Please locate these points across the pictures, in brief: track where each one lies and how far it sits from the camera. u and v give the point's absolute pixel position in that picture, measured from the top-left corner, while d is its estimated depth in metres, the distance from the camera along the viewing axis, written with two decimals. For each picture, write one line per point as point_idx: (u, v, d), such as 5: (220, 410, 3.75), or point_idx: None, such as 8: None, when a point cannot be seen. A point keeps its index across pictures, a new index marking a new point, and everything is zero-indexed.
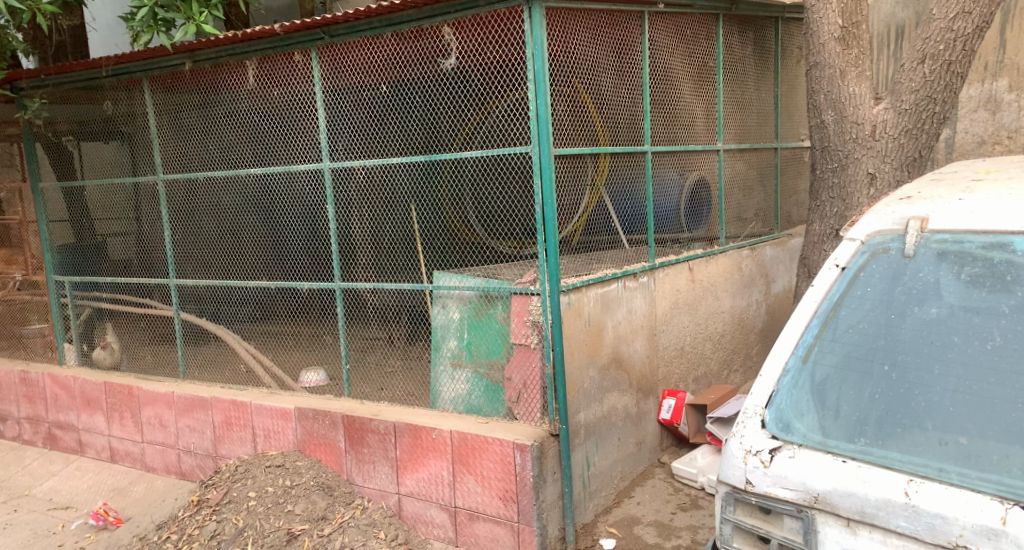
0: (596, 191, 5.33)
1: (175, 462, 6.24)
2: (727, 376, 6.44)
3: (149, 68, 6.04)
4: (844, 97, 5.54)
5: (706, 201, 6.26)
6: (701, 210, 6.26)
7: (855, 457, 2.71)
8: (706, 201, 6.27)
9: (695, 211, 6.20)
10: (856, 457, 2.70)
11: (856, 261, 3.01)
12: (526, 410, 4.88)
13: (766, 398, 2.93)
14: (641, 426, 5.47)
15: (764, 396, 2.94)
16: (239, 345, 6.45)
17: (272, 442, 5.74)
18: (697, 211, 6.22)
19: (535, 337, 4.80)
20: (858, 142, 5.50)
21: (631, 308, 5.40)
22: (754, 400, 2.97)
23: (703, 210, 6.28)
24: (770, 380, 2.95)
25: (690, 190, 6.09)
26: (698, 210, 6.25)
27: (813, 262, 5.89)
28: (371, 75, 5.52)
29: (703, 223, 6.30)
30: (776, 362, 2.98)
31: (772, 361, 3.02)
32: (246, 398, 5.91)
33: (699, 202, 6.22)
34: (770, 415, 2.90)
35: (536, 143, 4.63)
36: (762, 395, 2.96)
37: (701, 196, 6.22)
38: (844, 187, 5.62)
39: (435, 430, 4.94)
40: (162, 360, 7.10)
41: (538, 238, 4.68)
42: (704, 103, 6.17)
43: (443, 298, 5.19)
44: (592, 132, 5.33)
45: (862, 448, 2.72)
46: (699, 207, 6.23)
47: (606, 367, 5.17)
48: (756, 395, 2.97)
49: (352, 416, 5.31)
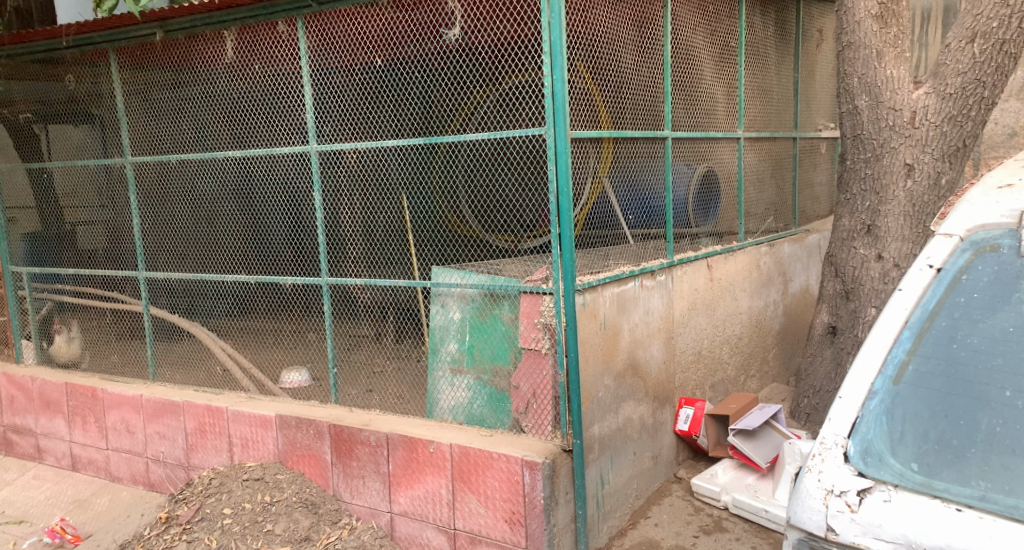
0: (598, 182, 4.81)
1: (143, 472, 5.70)
2: (744, 382, 5.97)
3: (115, 38, 5.40)
4: (880, 80, 5.10)
5: (714, 194, 5.75)
6: (710, 204, 5.75)
7: (974, 505, 2.35)
8: (714, 193, 5.75)
9: (704, 203, 5.69)
10: (975, 505, 2.35)
11: (954, 261, 2.65)
12: (536, 423, 4.39)
13: (848, 427, 2.57)
14: (657, 439, 5.00)
15: (847, 424, 2.58)
16: (214, 343, 5.91)
17: (250, 452, 5.21)
18: (707, 204, 5.71)
19: (546, 342, 4.31)
20: (896, 130, 5.06)
21: (648, 309, 4.92)
22: (833, 428, 2.60)
23: (711, 203, 5.76)
24: (853, 403, 2.58)
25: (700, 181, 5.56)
26: (707, 202, 5.72)
27: (841, 260, 5.41)
28: (363, 48, 4.92)
29: (711, 216, 5.77)
30: (860, 382, 2.61)
31: (854, 381, 2.65)
32: (221, 403, 5.38)
33: (707, 193, 5.70)
34: (855, 446, 2.53)
35: (551, 125, 4.13)
36: (842, 422, 2.60)
37: (710, 188, 5.71)
38: (878, 178, 5.17)
39: (433, 443, 4.44)
40: (129, 359, 6.53)
41: (552, 231, 4.18)
42: (725, 85, 5.70)
43: (442, 297, 4.70)
44: (598, 119, 4.80)
45: (982, 494, 2.36)
46: (708, 200, 5.72)
47: (622, 375, 4.69)
48: (836, 423, 2.60)
49: (341, 425, 4.80)
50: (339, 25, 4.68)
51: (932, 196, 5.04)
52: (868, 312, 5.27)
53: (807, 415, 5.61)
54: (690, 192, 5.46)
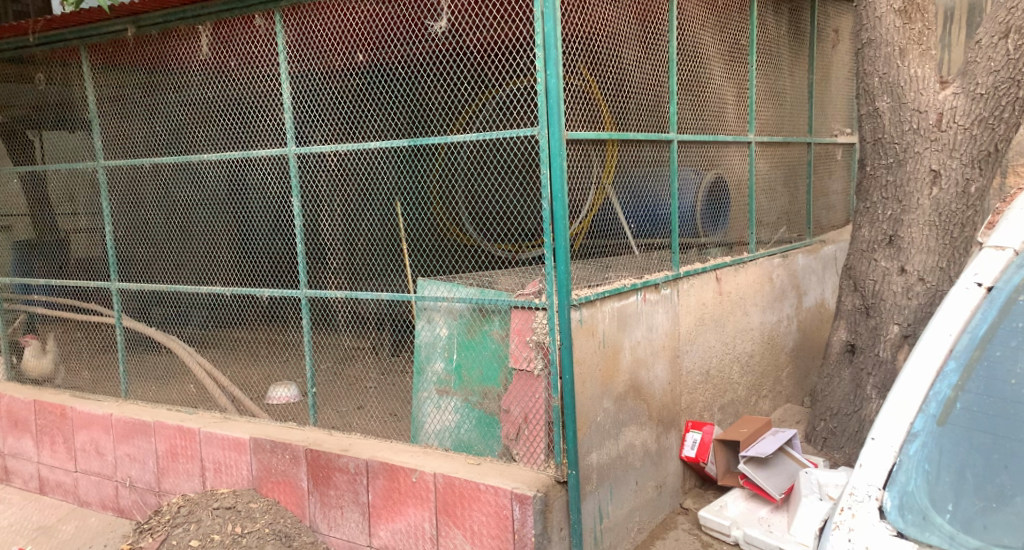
0: (601, 192, 4.46)
1: (113, 496, 5.33)
2: (756, 403, 5.58)
3: (86, 34, 5.04)
4: (904, 80, 4.72)
5: (722, 202, 5.36)
6: (718, 214, 5.37)
7: None
8: (724, 201, 5.37)
9: (713, 213, 5.31)
10: None
11: (1008, 280, 2.53)
12: (527, 451, 4.02)
13: (883, 477, 2.43)
14: (661, 466, 4.61)
15: (881, 473, 2.44)
16: (191, 358, 5.53)
17: (223, 478, 4.84)
18: (715, 214, 5.34)
19: (539, 361, 3.94)
20: (920, 133, 4.68)
21: (652, 325, 4.54)
22: (865, 477, 2.47)
23: (721, 213, 5.38)
24: (892, 446, 2.45)
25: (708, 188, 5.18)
26: (715, 212, 5.35)
27: (860, 273, 5.03)
28: (345, 43, 4.53)
29: (721, 227, 5.39)
30: (897, 425, 2.48)
31: (891, 420, 2.51)
32: (194, 423, 5.02)
33: (716, 202, 5.32)
34: (891, 500, 2.40)
35: (545, 125, 3.76)
36: (878, 469, 2.46)
37: (719, 196, 5.32)
38: (901, 186, 4.79)
39: (416, 472, 4.08)
40: (102, 374, 6.16)
41: (545, 241, 3.81)
42: (735, 86, 5.32)
43: (428, 312, 4.31)
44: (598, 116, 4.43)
45: None
46: (717, 209, 5.34)
47: (622, 397, 4.31)
48: (870, 469, 2.46)
49: (317, 450, 4.44)
50: (315, 30, 4.40)
51: (961, 205, 4.65)
52: (891, 329, 4.89)
53: (824, 439, 5.21)
54: (698, 200, 5.11)
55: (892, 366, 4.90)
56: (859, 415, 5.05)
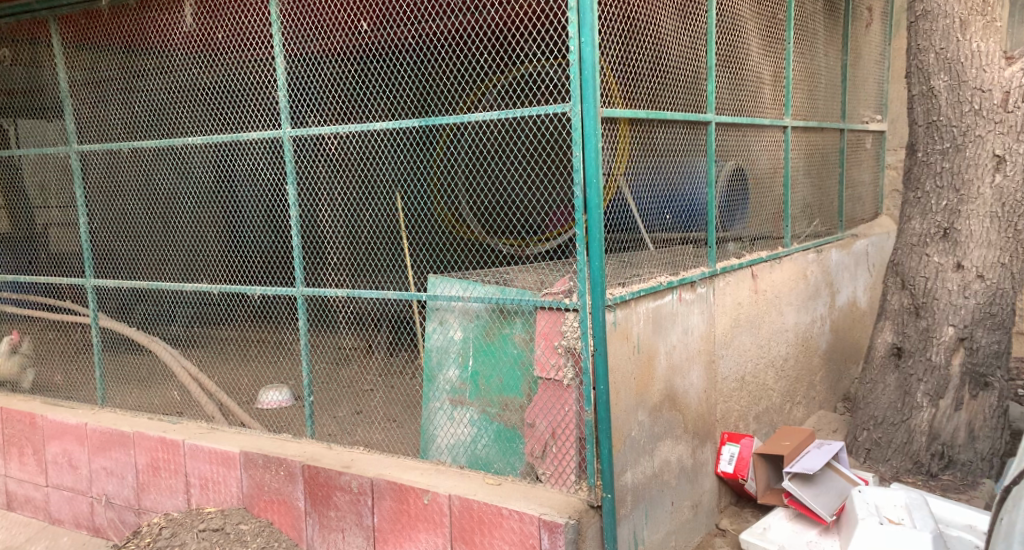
0: (613, 184, 3.80)
1: (87, 514, 4.81)
2: (790, 411, 5.13)
3: (55, 4, 4.36)
4: (965, 55, 4.37)
5: (739, 194, 4.69)
6: (736, 209, 4.68)
7: None
8: (741, 195, 4.72)
9: (731, 208, 4.61)
10: None
11: None
12: (555, 471, 3.57)
13: None
14: (697, 484, 4.17)
15: None
16: (174, 361, 5.02)
17: (210, 495, 4.36)
18: (733, 208, 4.65)
19: (569, 370, 3.48)
20: (982, 114, 4.35)
21: (687, 328, 4.08)
22: None
23: (738, 207, 4.71)
24: None
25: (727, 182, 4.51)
26: (733, 206, 4.65)
27: (909, 270, 4.61)
28: (348, 19, 4.14)
29: (737, 223, 4.72)
30: None
31: None
32: (177, 434, 4.52)
33: (733, 196, 4.65)
34: None
35: (579, 101, 3.31)
36: None
37: (735, 189, 4.65)
38: (959, 173, 4.43)
39: (429, 493, 3.63)
40: (79, 378, 5.64)
41: (577, 233, 3.35)
42: (773, 64, 4.89)
43: (440, 313, 3.85)
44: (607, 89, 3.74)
45: None
46: (734, 204, 4.65)
47: (658, 408, 3.86)
48: None
49: (316, 467, 3.98)
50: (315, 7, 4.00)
51: None
52: (945, 332, 4.49)
53: (867, 451, 4.69)
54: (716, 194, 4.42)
55: (946, 373, 4.51)
56: (907, 425, 4.58)
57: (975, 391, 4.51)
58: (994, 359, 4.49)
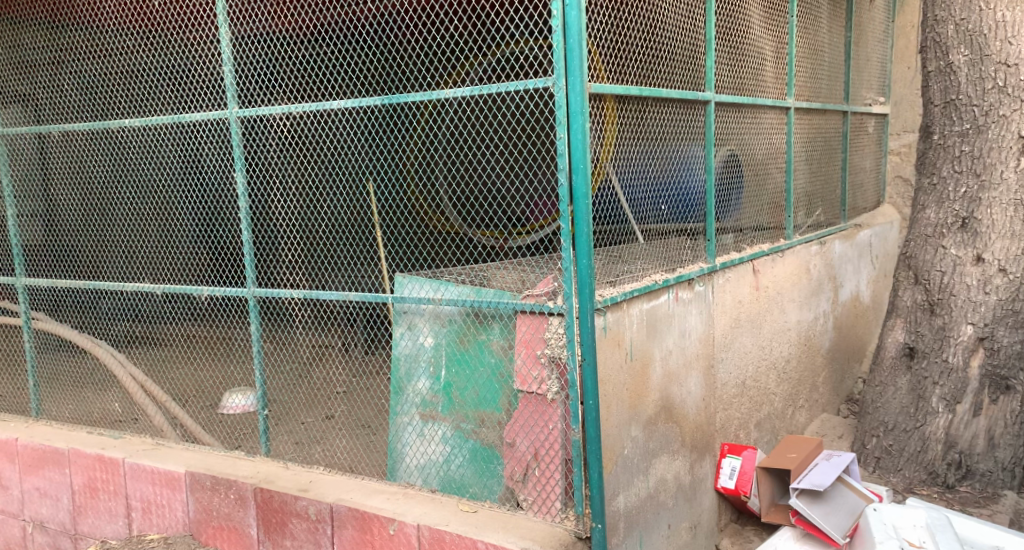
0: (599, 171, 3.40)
1: (20, 539, 4.33)
2: (793, 416, 4.74)
3: None
4: (987, 27, 3.99)
5: (737, 186, 4.23)
6: (732, 197, 4.21)
7: None
8: (738, 185, 4.24)
9: (726, 197, 4.14)
10: None
11: None
12: (538, 497, 3.13)
13: None
14: (694, 503, 3.75)
15: None
16: (120, 368, 4.47)
17: (152, 520, 3.89)
18: (727, 197, 4.16)
19: (554, 383, 3.05)
20: (1006, 91, 3.97)
21: (684, 331, 3.66)
22: None
23: (732, 197, 4.21)
24: None
25: (723, 168, 4.06)
26: (727, 195, 4.15)
27: (922, 263, 4.22)
28: None
29: (731, 214, 4.22)
30: None
31: None
32: (117, 451, 4.05)
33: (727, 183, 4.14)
34: None
35: (562, 75, 2.86)
36: None
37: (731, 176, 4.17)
38: (980, 156, 4.04)
39: (395, 523, 3.20)
40: (17, 385, 5.15)
41: (561, 227, 2.92)
42: (775, 40, 4.48)
43: (407, 317, 3.39)
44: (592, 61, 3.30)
45: None
46: (729, 193, 4.17)
47: (653, 421, 3.44)
48: None
49: (269, 490, 3.53)
50: None
51: None
52: (963, 331, 4.09)
53: (877, 460, 4.29)
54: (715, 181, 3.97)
55: (964, 376, 4.11)
56: (921, 432, 4.18)
57: (996, 395, 4.08)
58: (1017, 361, 4.05)
